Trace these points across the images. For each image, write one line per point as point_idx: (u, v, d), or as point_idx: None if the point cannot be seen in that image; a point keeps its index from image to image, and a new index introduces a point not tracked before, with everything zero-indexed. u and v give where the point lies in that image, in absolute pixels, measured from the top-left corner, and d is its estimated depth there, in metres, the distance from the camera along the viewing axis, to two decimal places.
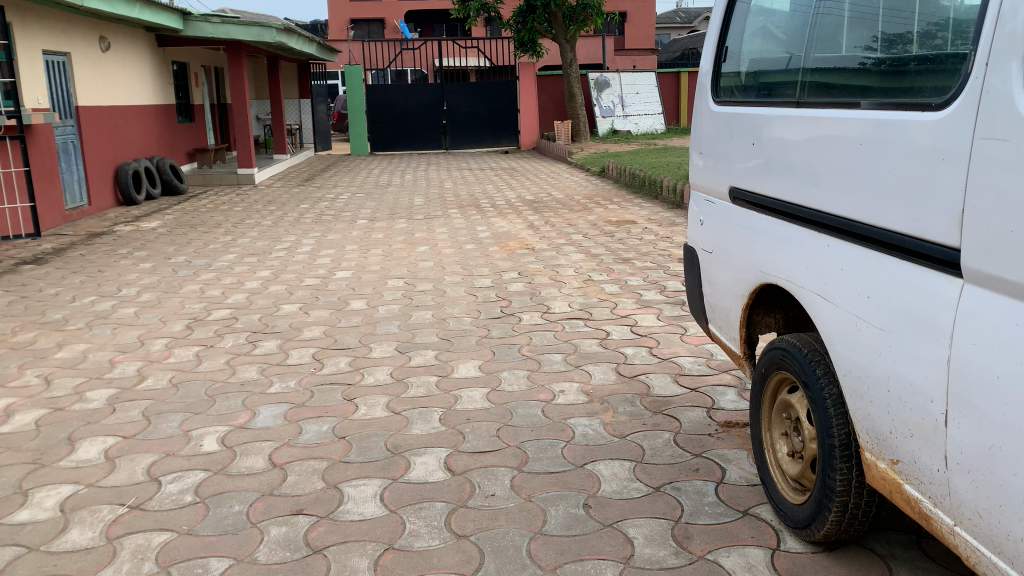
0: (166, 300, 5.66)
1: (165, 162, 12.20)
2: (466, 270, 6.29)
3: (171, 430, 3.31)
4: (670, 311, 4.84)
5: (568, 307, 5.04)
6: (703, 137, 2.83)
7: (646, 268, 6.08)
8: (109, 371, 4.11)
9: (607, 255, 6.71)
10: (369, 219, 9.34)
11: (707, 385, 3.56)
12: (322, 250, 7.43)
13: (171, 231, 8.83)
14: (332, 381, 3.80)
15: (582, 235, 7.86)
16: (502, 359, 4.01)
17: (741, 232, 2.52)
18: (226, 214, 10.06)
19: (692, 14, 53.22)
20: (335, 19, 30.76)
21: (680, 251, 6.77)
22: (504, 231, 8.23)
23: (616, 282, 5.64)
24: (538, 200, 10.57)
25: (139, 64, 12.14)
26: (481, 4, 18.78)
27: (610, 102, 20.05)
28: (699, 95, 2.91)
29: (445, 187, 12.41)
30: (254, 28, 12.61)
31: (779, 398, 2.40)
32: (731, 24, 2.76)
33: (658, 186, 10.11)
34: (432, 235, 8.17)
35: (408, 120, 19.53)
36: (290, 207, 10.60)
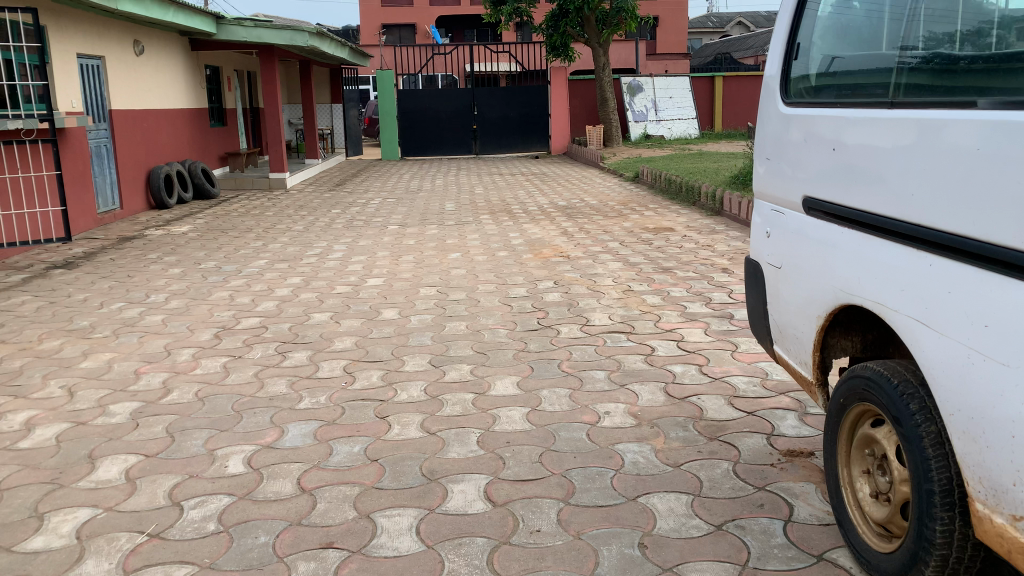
0: (194, 307, 5.53)
1: (197, 165, 12.18)
2: (501, 278, 6.08)
3: (195, 449, 3.14)
4: (717, 325, 4.58)
5: (609, 319, 4.80)
6: (770, 143, 2.59)
7: (689, 278, 5.83)
8: (134, 383, 3.96)
9: (647, 264, 6.46)
10: (400, 224, 9.18)
11: (764, 408, 3.31)
12: (353, 256, 7.27)
13: (201, 236, 8.74)
14: (363, 397, 3.60)
15: (619, 242, 7.61)
16: (542, 375, 3.79)
17: (818, 248, 2.28)
18: (256, 218, 9.97)
19: (724, 19, 52.68)
20: (367, 23, 30.79)
21: (723, 260, 6.51)
22: (538, 238, 8.02)
23: (658, 292, 5.39)
24: (572, 206, 10.33)
25: (172, 68, 12.13)
26: (514, 7, 18.59)
27: (643, 107, 19.75)
28: (765, 97, 2.65)
29: (476, 192, 12.23)
30: (286, 32, 12.56)
31: (860, 431, 2.15)
32: (801, 19, 2.51)
33: (696, 193, 9.82)
34: (464, 241, 7.98)
35: (439, 125, 19.41)
36: (320, 212, 10.49)
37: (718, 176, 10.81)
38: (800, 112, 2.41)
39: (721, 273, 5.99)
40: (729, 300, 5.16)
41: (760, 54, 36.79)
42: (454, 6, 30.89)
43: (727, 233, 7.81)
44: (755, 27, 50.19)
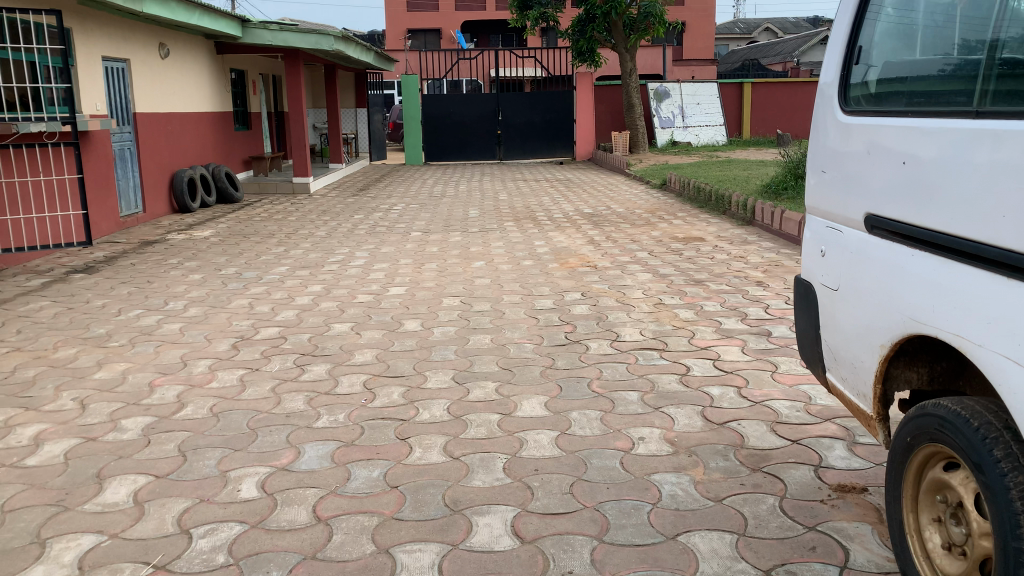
0: (213, 315, 5.41)
1: (220, 170, 12.16)
2: (527, 289, 5.90)
3: (207, 470, 2.99)
4: (755, 343, 4.37)
5: (640, 334, 4.60)
6: (824, 154, 2.39)
7: (722, 292, 5.61)
8: (148, 396, 3.83)
9: (677, 276, 6.25)
10: (423, 231, 9.04)
11: (810, 436, 3.10)
12: (375, 264, 7.13)
13: (223, 240, 8.66)
14: (383, 416, 3.43)
15: (647, 252, 7.41)
16: (571, 396, 3.60)
17: (882, 270, 2.07)
18: (279, 223, 9.88)
19: (751, 25, 52.27)
20: (392, 28, 30.82)
21: (757, 273, 6.28)
22: (564, 246, 7.83)
23: (690, 307, 5.18)
24: (598, 214, 10.14)
25: (197, 71, 12.11)
26: (540, 12, 18.44)
27: (670, 113, 19.51)
28: (820, 105, 2.45)
29: (500, 199, 12.07)
30: (312, 36, 12.50)
31: (929, 475, 1.95)
32: (862, 20, 2.30)
33: (726, 202, 9.58)
34: (488, 249, 7.81)
35: (463, 130, 19.30)
36: (343, 217, 10.39)
37: (748, 184, 10.55)
38: (861, 122, 2.20)
39: (755, 287, 5.77)
40: (766, 316, 4.94)
41: (788, 61, 36.36)
42: (480, 11, 30.82)
43: (759, 244, 7.57)
44: (783, 34, 49.72)
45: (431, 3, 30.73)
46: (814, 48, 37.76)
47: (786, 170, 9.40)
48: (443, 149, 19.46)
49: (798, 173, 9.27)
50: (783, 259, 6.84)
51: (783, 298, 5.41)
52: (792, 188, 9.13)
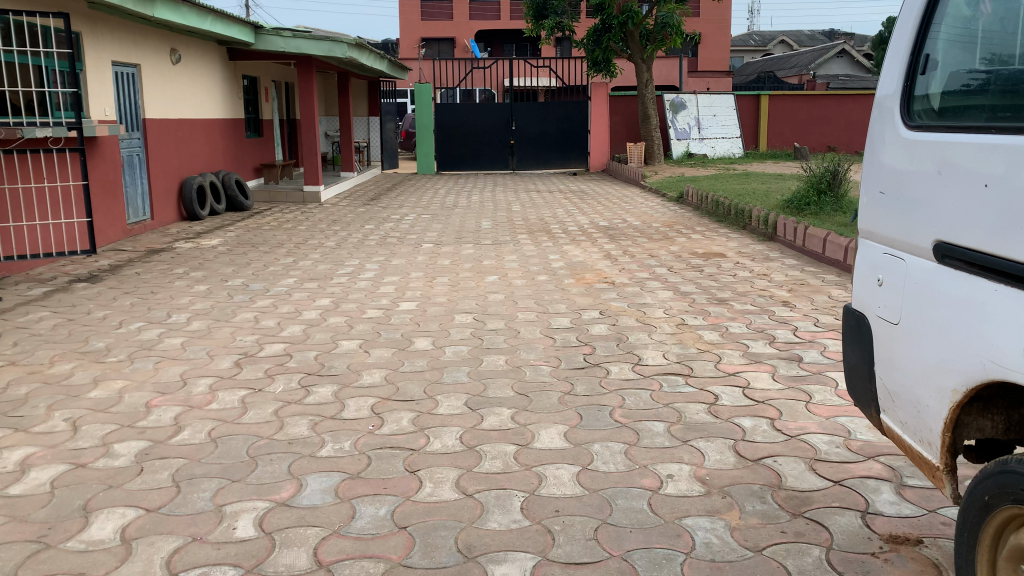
0: (217, 329, 5.21)
1: (231, 177, 12.03)
2: (542, 306, 5.69)
3: (202, 504, 2.77)
4: (785, 370, 4.14)
5: (663, 358, 4.37)
6: (882, 172, 2.16)
7: (746, 313, 5.38)
8: (143, 418, 3.63)
9: (698, 294, 6.02)
10: (435, 243, 8.85)
11: (853, 477, 2.86)
12: (386, 276, 6.93)
13: (231, 250, 8.48)
14: (391, 445, 3.22)
15: (666, 268, 7.18)
16: (592, 426, 3.38)
17: (953, 306, 1.83)
18: (288, 233, 9.72)
19: (765, 38, 52.15)
20: (406, 37, 30.76)
21: (782, 292, 6.04)
22: (580, 261, 7.62)
23: (714, 328, 4.95)
24: (614, 227, 9.92)
25: (209, 77, 11.99)
26: (555, 22, 18.27)
27: (686, 125, 19.29)
28: (879, 119, 2.21)
29: (513, 210, 11.88)
30: (325, 44, 12.37)
31: (1009, 542, 1.71)
32: (930, 25, 2.06)
33: (746, 216, 9.34)
34: (502, 263, 7.60)
35: (477, 140, 19.12)
36: (354, 227, 10.21)
37: (768, 199, 10.30)
38: (927, 138, 1.97)
39: (781, 307, 5.53)
40: (795, 340, 4.70)
41: (803, 74, 36.16)
42: (494, 20, 30.73)
43: (782, 262, 7.34)
44: (797, 47, 49.57)
45: (446, 13, 30.69)
46: (829, 61, 37.56)
47: (808, 185, 9.06)
48: (456, 159, 19.29)
49: (821, 189, 8.98)
50: (808, 277, 6.59)
51: (812, 320, 5.17)
52: (815, 204, 8.84)
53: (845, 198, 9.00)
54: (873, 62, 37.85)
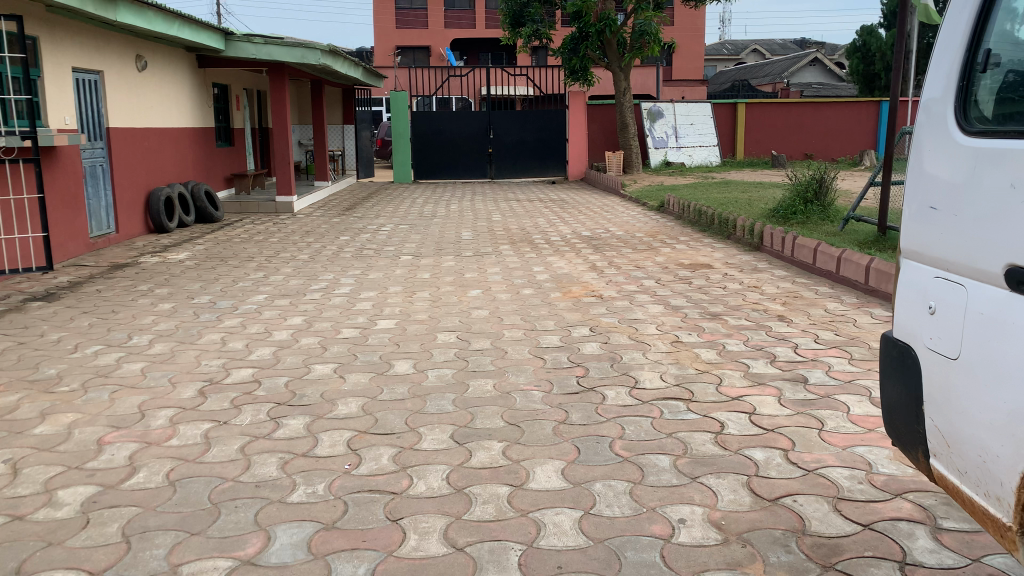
0: (180, 353, 4.85)
1: (200, 187, 11.60)
2: (529, 322, 5.39)
3: (155, 564, 2.43)
4: (792, 393, 3.87)
5: (661, 379, 4.09)
6: (932, 186, 1.90)
7: (742, 328, 5.12)
8: (93, 458, 3.27)
9: (691, 307, 5.76)
10: (414, 255, 8.52)
11: (883, 519, 2.58)
12: (362, 292, 6.59)
13: (198, 264, 8.10)
14: (370, 489, 2.91)
15: (655, 280, 6.92)
16: (591, 461, 3.08)
17: None
18: (259, 245, 9.35)
19: (739, 46, 52.57)
20: (380, 45, 30.40)
21: (777, 306, 5.80)
22: (565, 273, 7.34)
23: (710, 346, 4.68)
24: (597, 237, 9.67)
25: (176, 84, 11.58)
26: (533, 30, 17.98)
27: (664, 133, 19.15)
28: (927, 127, 1.95)
29: (493, 220, 11.59)
30: (297, 50, 12.04)
31: None
32: (990, 17, 1.80)
33: (731, 226, 9.13)
34: (484, 276, 7.30)
35: (454, 148, 18.81)
36: (328, 239, 9.86)
37: (752, 208, 10.10)
38: (988, 144, 1.71)
39: (777, 322, 5.28)
40: (797, 358, 4.45)
41: (777, 81, 36.33)
42: (469, 29, 30.50)
43: (771, 272, 7.12)
44: (769, 56, 49.99)
45: (421, 21, 30.39)
46: (802, 70, 37.87)
47: (793, 194, 8.83)
48: (433, 168, 18.97)
49: (808, 198, 8.76)
50: (800, 289, 6.37)
51: (811, 336, 4.91)
52: (802, 213, 8.63)
53: (832, 206, 8.79)
54: (846, 71, 38.21)
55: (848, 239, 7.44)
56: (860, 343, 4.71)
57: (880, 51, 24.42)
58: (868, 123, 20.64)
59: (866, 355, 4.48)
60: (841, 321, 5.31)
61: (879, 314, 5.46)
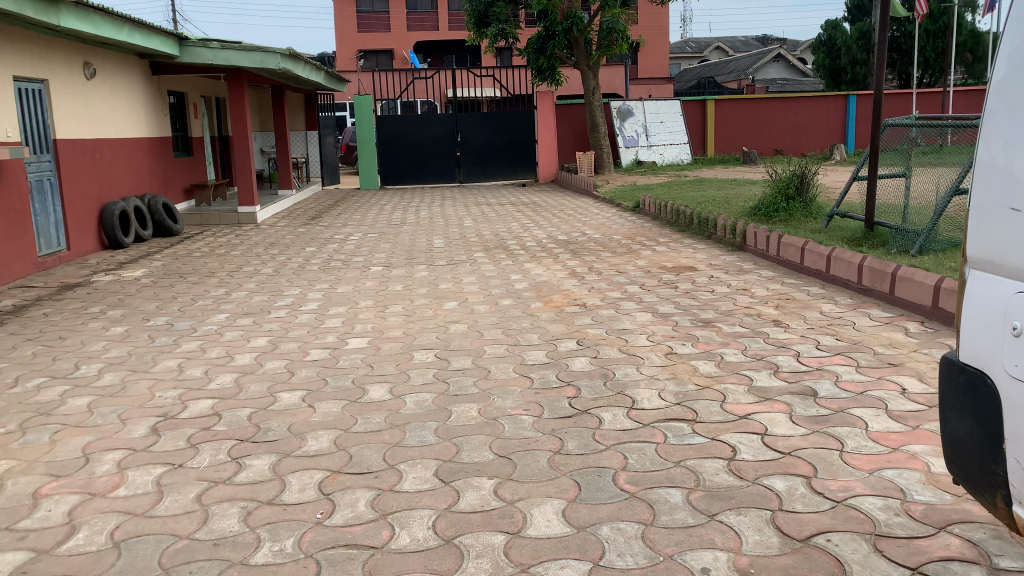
0: (132, 383, 4.41)
1: (157, 201, 11.08)
2: (511, 337, 5.05)
3: None
4: (803, 409, 3.58)
5: (660, 397, 3.78)
6: (1008, 183, 1.61)
7: (737, 335, 4.84)
8: (27, 515, 2.86)
9: (681, 314, 5.46)
10: (385, 265, 8.14)
11: (932, 559, 2.29)
12: (331, 307, 6.20)
13: (155, 282, 7.64)
14: (346, 543, 2.55)
15: (639, 285, 6.62)
16: (595, 498, 2.76)
17: None
18: (221, 260, 8.90)
19: (702, 44, 52.86)
20: (342, 50, 29.85)
21: (769, 310, 5.53)
22: (544, 281, 7.01)
23: (707, 357, 4.38)
24: (574, 241, 9.36)
25: (129, 93, 11.06)
26: (499, 30, 17.64)
27: (634, 132, 18.93)
28: (1003, 113, 1.66)
29: (466, 225, 11.24)
30: (256, 54, 11.58)
31: None
32: None
33: (711, 225, 8.87)
34: (459, 286, 6.95)
35: (421, 153, 18.40)
36: (294, 250, 9.44)
37: (731, 206, 9.85)
38: None
39: (773, 328, 5.01)
40: (801, 369, 4.16)
41: (742, 78, 36.48)
42: (432, 31, 30.12)
43: (758, 273, 6.87)
44: (731, 53, 50.30)
45: (383, 24, 29.93)
46: (765, 66, 38.11)
47: (775, 191, 8.60)
48: (400, 173, 18.55)
49: (790, 194, 8.53)
50: (791, 290, 6.11)
51: (812, 343, 4.64)
52: (785, 210, 8.40)
53: (814, 202, 8.57)
54: (809, 67, 38.53)
55: (834, 237, 7.24)
56: (864, 349, 4.45)
57: (845, 46, 24.52)
58: (837, 117, 20.63)
59: (873, 362, 4.22)
60: (839, 325, 5.05)
61: (878, 315, 5.21)
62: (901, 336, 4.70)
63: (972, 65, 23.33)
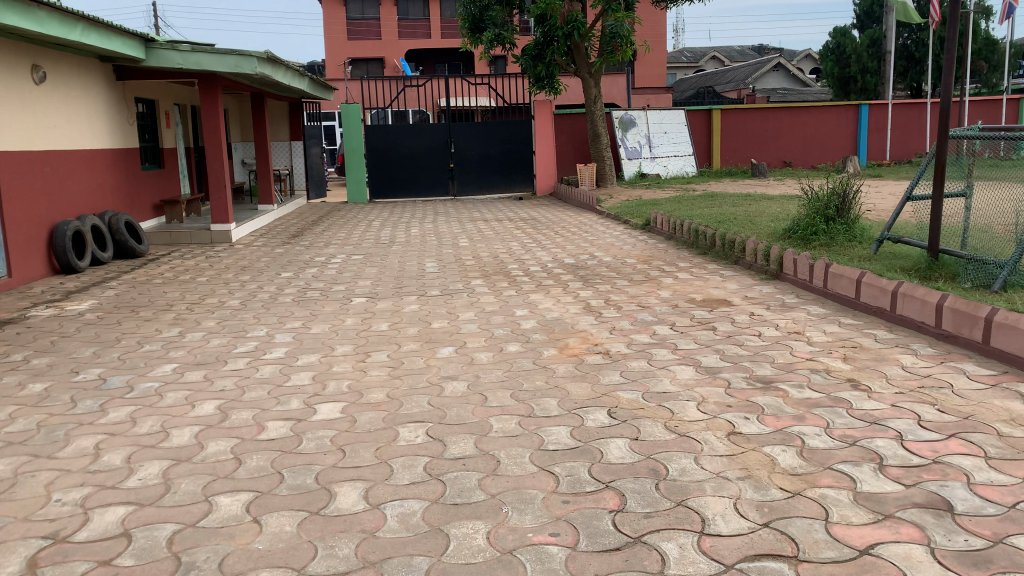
0: (27, 476, 3.34)
1: (119, 220, 9.99)
2: (523, 403, 3.99)
3: None
4: (945, 537, 2.53)
5: (737, 513, 2.74)
6: None
7: (813, 405, 3.81)
8: None
9: (732, 370, 4.43)
10: (369, 296, 7.09)
11: None
12: (301, 355, 5.15)
13: (101, 318, 6.58)
14: None
15: (668, 325, 5.60)
16: None
17: None
18: (182, 288, 7.85)
19: (697, 53, 52.43)
20: (331, 58, 28.88)
21: (838, 364, 4.51)
22: (555, 318, 5.98)
23: (785, 442, 3.36)
24: (582, 265, 8.35)
25: (87, 100, 10.01)
26: (495, 34, 16.60)
27: (637, 143, 17.95)
28: None
29: (461, 245, 10.21)
30: (230, 58, 10.57)
31: None
32: None
33: (739, 249, 7.90)
34: (455, 324, 5.91)
35: (413, 164, 17.35)
36: (267, 276, 8.40)
37: (758, 226, 8.85)
38: None
39: (851, 392, 3.98)
40: (913, 462, 3.11)
41: (741, 88, 35.93)
42: (425, 39, 29.20)
43: (805, 311, 5.86)
44: (728, 63, 49.71)
45: (373, 32, 28.99)
46: (764, 76, 37.46)
47: (811, 211, 7.61)
48: (391, 186, 17.49)
49: (829, 215, 7.54)
50: (855, 336, 5.09)
51: (911, 416, 3.60)
52: (824, 233, 7.39)
53: (857, 224, 7.59)
54: (809, 76, 37.88)
55: (891, 266, 6.24)
56: (985, 428, 3.43)
57: (855, 54, 23.71)
58: (848, 127, 19.80)
59: (1005, 451, 3.18)
60: (932, 388, 4.02)
61: (978, 374, 4.20)
62: (1020, 407, 3.68)
63: (985, 74, 22.60)
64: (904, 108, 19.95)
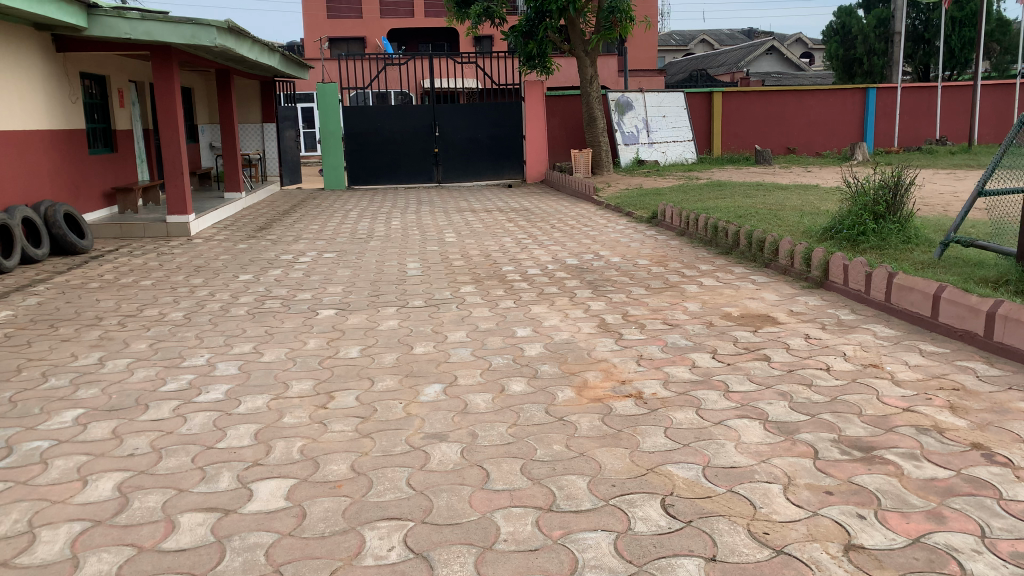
0: None
1: (57, 210, 8.73)
2: (539, 485, 2.87)
3: None
4: None
5: None
6: None
7: (947, 493, 2.72)
8: None
9: (814, 429, 3.33)
10: (338, 308, 5.93)
11: None
12: (247, 396, 4.00)
13: (8, 335, 5.37)
14: None
15: (709, 353, 4.50)
16: None
17: None
18: (118, 295, 6.65)
19: (687, 37, 51.31)
20: (309, 35, 27.41)
21: (948, 418, 3.41)
22: (566, 341, 4.85)
23: (937, 567, 2.27)
24: (588, 267, 7.25)
25: (16, 74, 8.70)
26: (483, 8, 15.40)
27: (634, 127, 16.79)
28: None
29: (447, 241, 9.06)
30: (186, 28, 9.27)
31: None
32: None
33: (770, 250, 6.82)
34: (441, 349, 4.76)
35: (394, 149, 16.12)
36: (222, 279, 7.22)
37: (786, 222, 7.78)
38: None
39: (990, 470, 2.90)
40: None
41: (734, 72, 34.87)
42: (407, 17, 27.82)
43: (873, 333, 4.78)
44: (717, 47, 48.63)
45: (354, 9, 27.56)
46: (758, 59, 36.50)
47: (856, 208, 6.54)
48: (371, 171, 16.25)
49: (878, 212, 6.48)
50: (952, 372, 4.02)
51: None
52: (874, 234, 6.33)
53: (910, 222, 6.52)
54: (803, 61, 36.95)
55: (968, 277, 5.17)
56: None
57: (862, 35, 22.85)
58: (855, 112, 18.78)
59: None
60: None
61: None
62: None
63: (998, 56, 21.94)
64: (915, 92, 18.94)
